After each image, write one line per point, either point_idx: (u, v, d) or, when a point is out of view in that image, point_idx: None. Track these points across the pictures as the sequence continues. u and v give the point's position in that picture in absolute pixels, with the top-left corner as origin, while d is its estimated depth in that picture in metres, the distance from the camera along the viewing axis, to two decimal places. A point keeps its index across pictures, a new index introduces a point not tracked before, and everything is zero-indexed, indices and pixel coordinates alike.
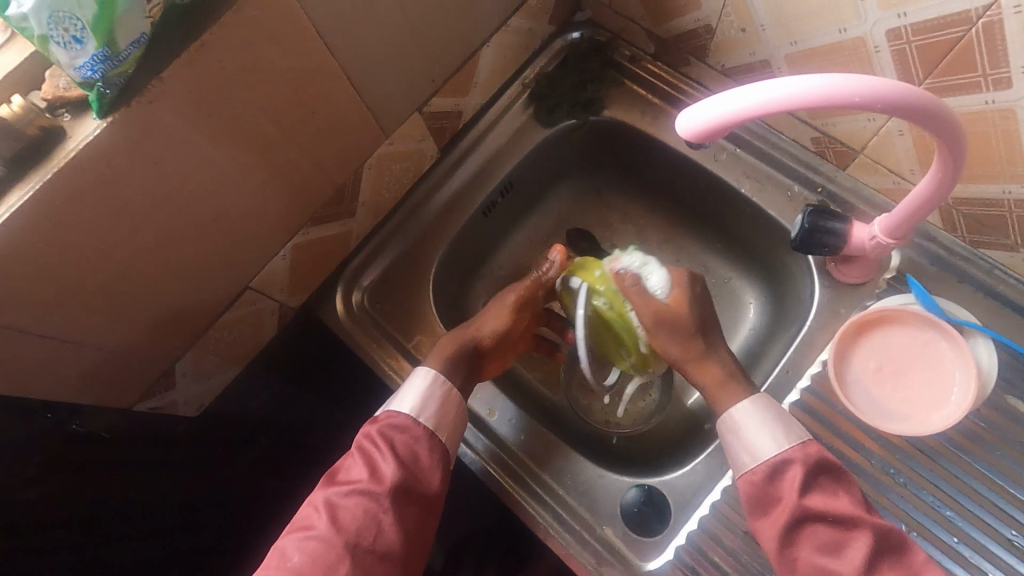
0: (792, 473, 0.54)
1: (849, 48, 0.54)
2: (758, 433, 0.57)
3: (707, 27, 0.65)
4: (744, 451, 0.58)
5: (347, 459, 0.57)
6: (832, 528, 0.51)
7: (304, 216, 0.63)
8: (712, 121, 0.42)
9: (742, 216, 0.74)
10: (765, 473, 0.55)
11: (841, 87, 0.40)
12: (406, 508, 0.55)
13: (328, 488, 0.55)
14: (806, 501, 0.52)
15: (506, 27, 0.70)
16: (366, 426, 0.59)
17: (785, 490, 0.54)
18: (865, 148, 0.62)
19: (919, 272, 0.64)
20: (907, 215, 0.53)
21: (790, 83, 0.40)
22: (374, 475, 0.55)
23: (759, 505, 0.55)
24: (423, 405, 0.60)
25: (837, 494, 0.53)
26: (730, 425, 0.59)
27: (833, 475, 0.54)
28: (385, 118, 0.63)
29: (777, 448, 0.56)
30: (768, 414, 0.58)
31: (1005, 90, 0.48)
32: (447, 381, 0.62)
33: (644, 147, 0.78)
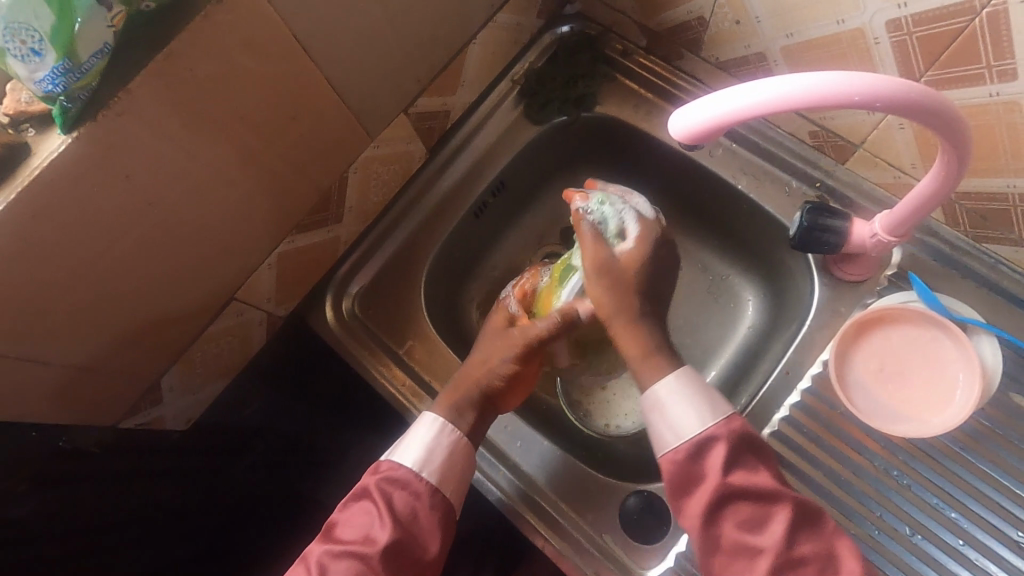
0: (715, 449, 0.52)
1: (848, 40, 0.52)
2: (680, 410, 0.54)
3: (700, 19, 0.63)
4: (666, 429, 0.54)
5: (346, 512, 0.56)
6: (752, 504, 0.50)
7: (288, 224, 0.61)
8: (695, 128, 0.41)
9: (739, 212, 0.72)
10: (688, 453, 0.53)
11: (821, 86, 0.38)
12: (399, 572, 0.52)
13: (323, 545, 0.53)
14: (729, 479, 0.51)
15: (493, 24, 0.68)
16: (365, 476, 0.57)
17: (707, 467, 0.52)
18: (864, 142, 0.61)
19: (920, 267, 0.63)
20: (908, 213, 0.51)
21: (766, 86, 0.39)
22: (368, 535, 0.53)
23: (681, 485, 0.53)
24: (430, 461, 0.57)
25: (757, 470, 0.52)
26: (653, 403, 0.55)
27: (759, 446, 0.53)
28: (369, 120, 0.61)
29: (702, 426, 0.53)
30: (692, 388, 0.54)
31: (1009, 82, 0.46)
32: (455, 432, 0.59)
33: (639, 144, 0.76)
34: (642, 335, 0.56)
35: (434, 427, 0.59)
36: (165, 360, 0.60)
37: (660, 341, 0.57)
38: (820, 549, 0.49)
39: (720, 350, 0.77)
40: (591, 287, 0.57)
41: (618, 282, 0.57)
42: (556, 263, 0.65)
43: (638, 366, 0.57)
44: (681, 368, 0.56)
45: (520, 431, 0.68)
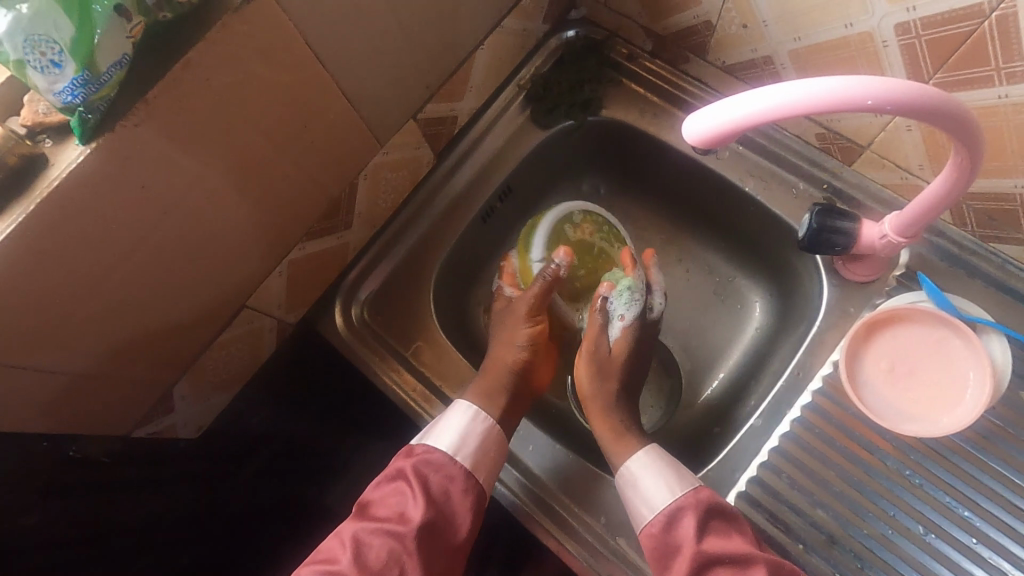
0: (686, 519, 0.56)
1: (856, 43, 0.53)
2: (646, 488, 0.59)
3: (707, 23, 0.63)
4: (642, 503, 0.59)
5: (378, 493, 0.58)
6: (729, 569, 0.52)
7: (299, 231, 0.61)
8: (711, 131, 0.41)
9: (746, 214, 0.73)
10: (661, 525, 0.57)
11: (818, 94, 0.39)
12: (430, 551, 0.54)
13: (357, 522, 0.55)
14: (704, 546, 0.54)
15: (500, 29, 0.68)
16: (399, 460, 0.60)
17: (683, 538, 0.55)
18: (871, 144, 0.61)
19: (929, 267, 0.63)
20: (919, 214, 0.51)
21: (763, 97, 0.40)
22: (403, 513, 0.55)
23: (662, 558, 0.56)
24: (464, 444, 0.61)
25: (729, 536, 0.54)
26: (627, 475, 0.61)
27: (731, 515, 0.56)
28: (379, 126, 0.61)
29: (669, 497, 0.58)
30: (660, 464, 0.61)
31: (1018, 84, 0.46)
32: (488, 419, 0.62)
33: (645, 148, 0.76)
34: (611, 420, 0.67)
35: (469, 414, 0.63)
36: (176, 368, 0.60)
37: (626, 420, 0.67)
38: None
39: (726, 351, 0.78)
40: (582, 379, 0.70)
41: (602, 364, 0.70)
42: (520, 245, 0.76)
43: (620, 436, 0.65)
44: (651, 445, 0.63)
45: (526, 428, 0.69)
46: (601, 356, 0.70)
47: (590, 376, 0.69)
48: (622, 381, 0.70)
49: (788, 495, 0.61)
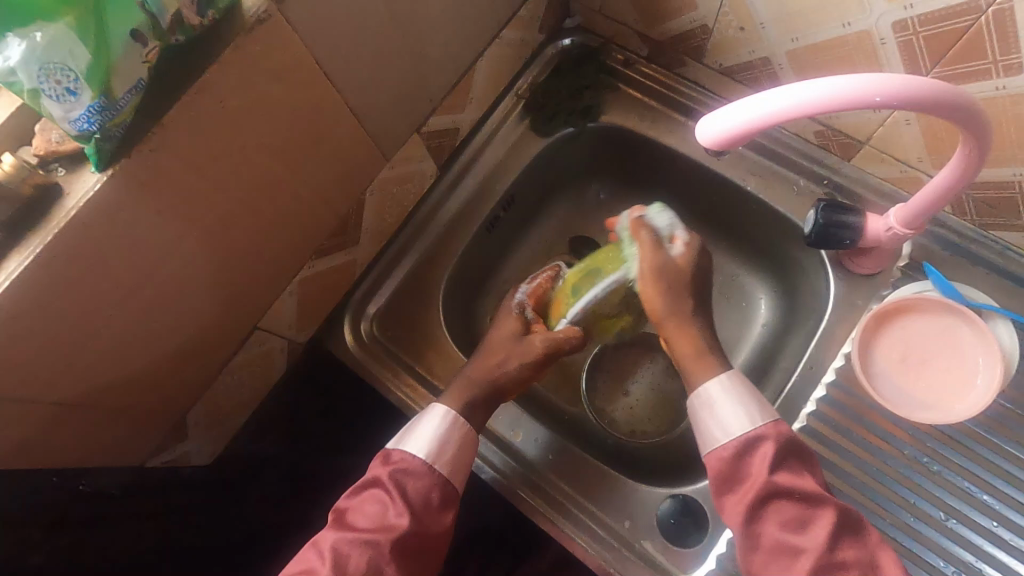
0: (762, 449, 0.54)
1: (854, 42, 0.54)
2: (723, 414, 0.58)
3: (704, 27, 0.64)
4: (716, 427, 0.58)
5: (356, 500, 0.56)
6: (797, 504, 0.51)
7: (309, 249, 0.61)
8: (724, 133, 0.42)
9: (748, 213, 0.74)
10: (734, 451, 0.56)
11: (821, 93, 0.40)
12: (410, 558, 0.53)
13: (336, 531, 0.53)
14: (776, 477, 0.53)
15: (499, 40, 0.69)
16: (376, 467, 0.58)
17: (754, 467, 0.54)
18: (870, 139, 0.62)
19: (932, 257, 0.64)
20: (926, 205, 0.52)
21: (765, 100, 0.41)
22: (383, 523, 0.53)
23: (726, 482, 0.55)
24: (435, 450, 0.58)
25: (802, 474, 0.53)
26: (705, 400, 0.59)
27: (805, 453, 0.55)
28: (386, 141, 0.61)
29: (748, 426, 0.56)
30: (741, 390, 0.58)
31: (1016, 75, 0.48)
32: (462, 423, 0.60)
33: (646, 151, 0.77)
34: (696, 337, 0.63)
35: (438, 419, 0.60)
36: (190, 394, 0.59)
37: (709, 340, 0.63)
38: (861, 557, 0.50)
39: (736, 349, 0.78)
40: (653, 298, 0.63)
41: (674, 282, 0.63)
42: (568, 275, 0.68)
43: (699, 358, 0.62)
44: (734, 370, 0.60)
45: (519, 417, 0.69)
46: (669, 272, 0.63)
47: (668, 299, 0.62)
48: (694, 291, 0.64)
49: None
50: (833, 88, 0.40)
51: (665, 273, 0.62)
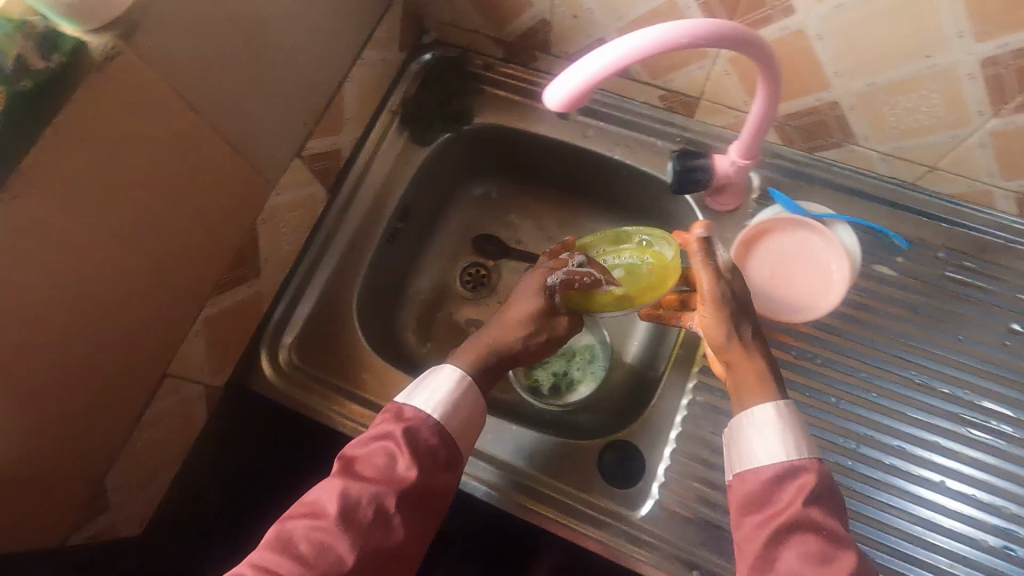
0: (801, 479, 0.51)
1: (666, 11, 0.62)
2: (763, 438, 0.54)
3: (544, 21, 0.71)
4: (758, 447, 0.54)
5: (364, 450, 0.54)
6: (825, 539, 0.48)
7: (208, 285, 0.60)
8: (568, 95, 0.49)
9: (623, 180, 0.81)
10: (770, 476, 0.52)
11: (625, 49, 0.47)
12: (416, 510, 0.53)
13: (342, 479, 0.52)
14: (811, 511, 0.49)
15: (362, 61, 0.73)
16: (387, 421, 0.55)
17: (787, 495, 0.51)
18: (704, 94, 0.72)
19: (777, 184, 0.74)
20: (752, 135, 0.61)
21: (581, 69, 0.48)
22: (389, 475, 0.52)
23: (752, 505, 0.52)
24: (448, 410, 0.57)
25: (832, 510, 0.50)
26: (750, 419, 0.55)
27: (837, 498, 0.51)
28: (267, 168, 0.63)
29: (793, 454, 0.52)
30: (796, 421, 0.54)
31: (792, 16, 0.57)
32: (466, 382, 0.58)
33: (521, 143, 0.83)
34: (757, 360, 0.58)
35: (454, 380, 0.58)
36: (108, 457, 0.56)
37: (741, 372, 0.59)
38: None
39: None
40: (706, 316, 0.60)
41: (736, 310, 0.59)
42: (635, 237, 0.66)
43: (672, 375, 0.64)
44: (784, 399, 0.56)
45: None
46: (731, 302, 0.59)
47: (725, 322, 0.59)
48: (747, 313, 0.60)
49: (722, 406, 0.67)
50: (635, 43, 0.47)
51: (729, 304, 0.59)
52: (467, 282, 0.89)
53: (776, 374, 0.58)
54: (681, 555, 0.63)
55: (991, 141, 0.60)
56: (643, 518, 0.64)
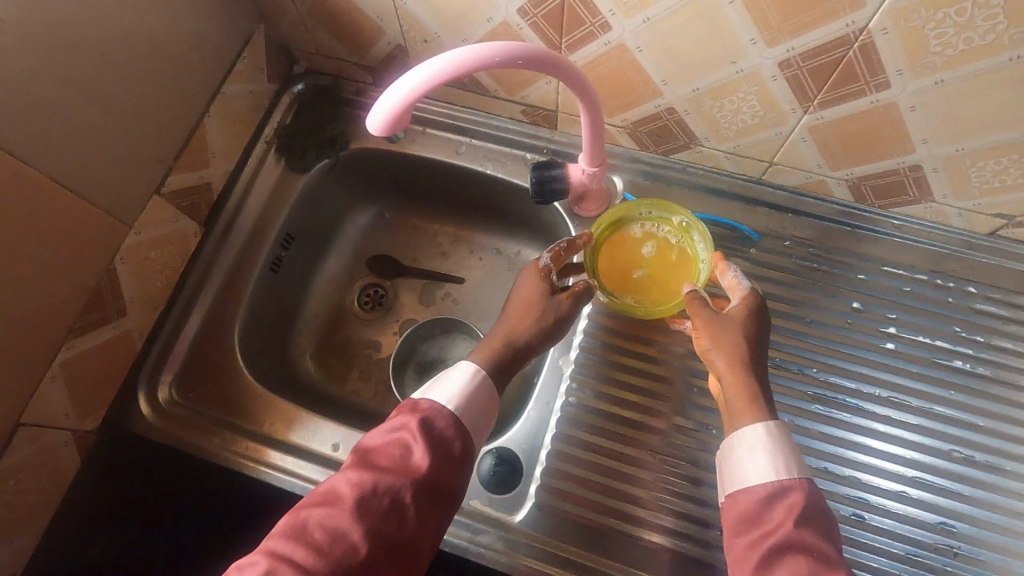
0: (790, 500, 0.49)
1: (502, 32, 0.65)
2: (754, 458, 0.52)
3: (399, 46, 0.74)
4: (747, 468, 0.52)
5: (379, 440, 0.53)
6: (814, 562, 0.45)
7: (60, 330, 0.60)
8: (391, 112, 0.51)
9: (500, 193, 0.84)
10: (761, 497, 0.50)
11: (428, 72, 0.49)
12: (431, 505, 0.51)
13: (356, 469, 0.50)
14: (801, 531, 0.47)
15: (223, 95, 0.74)
16: (407, 413, 0.54)
17: (779, 516, 0.48)
18: (558, 107, 0.75)
19: (639, 188, 0.78)
20: (591, 145, 0.64)
21: (401, 85, 0.50)
22: (404, 463, 0.51)
23: (744, 526, 0.50)
24: (465, 402, 0.56)
25: (824, 535, 0.47)
26: (737, 444, 0.54)
27: (832, 521, 0.49)
28: (119, 208, 0.63)
29: (783, 474, 0.51)
30: (781, 442, 0.52)
31: (610, 32, 0.60)
32: (484, 378, 0.58)
33: (401, 164, 0.85)
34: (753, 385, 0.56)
35: (469, 375, 0.57)
36: None
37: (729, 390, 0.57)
38: None
39: None
40: (705, 344, 0.59)
41: (734, 330, 0.58)
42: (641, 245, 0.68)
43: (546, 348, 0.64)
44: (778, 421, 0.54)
45: (344, 433, 0.71)
46: (723, 322, 0.59)
47: (719, 338, 0.58)
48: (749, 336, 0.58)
49: (593, 405, 0.70)
50: (436, 65, 0.50)
51: (724, 324, 0.59)
52: (364, 303, 0.90)
53: (766, 393, 0.56)
54: (555, 553, 0.65)
55: (809, 135, 0.64)
56: (518, 522, 0.66)
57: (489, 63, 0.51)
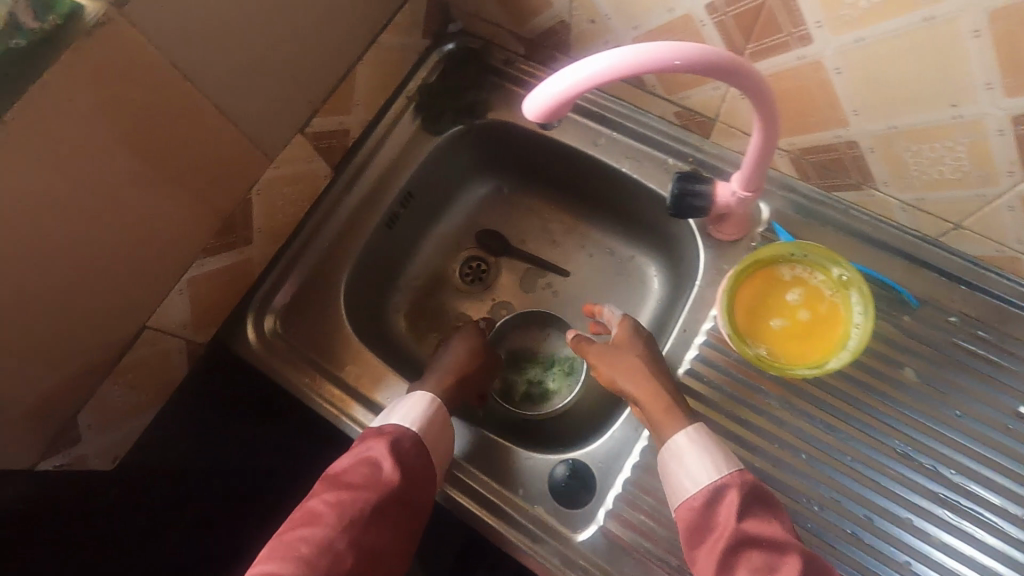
0: (728, 497, 0.57)
1: (680, 26, 0.59)
2: (688, 469, 0.59)
3: (563, 22, 0.69)
4: (686, 478, 0.59)
5: (348, 463, 0.60)
6: (765, 551, 0.53)
7: (195, 248, 0.63)
8: (568, 88, 0.46)
9: (629, 194, 0.79)
10: (703, 501, 0.57)
11: (594, 69, 0.45)
12: (400, 516, 0.58)
13: (330, 489, 0.58)
14: (744, 526, 0.54)
15: (378, 45, 0.73)
16: (371, 438, 0.62)
17: (723, 516, 0.56)
18: (719, 115, 0.68)
19: (787, 221, 0.70)
20: (753, 168, 0.58)
21: (592, 63, 0.45)
22: (375, 480, 0.58)
23: (696, 533, 0.57)
24: (425, 423, 0.64)
25: (770, 520, 0.55)
26: (674, 452, 0.60)
27: (770, 501, 0.57)
28: (266, 142, 0.65)
29: (714, 475, 0.58)
30: (707, 441, 0.60)
31: (809, 45, 0.53)
32: (435, 400, 0.66)
33: (532, 144, 0.82)
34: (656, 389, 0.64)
35: (424, 399, 0.66)
36: (81, 395, 0.60)
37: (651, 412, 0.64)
38: None
39: None
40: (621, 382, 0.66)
41: (618, 350, 0.69)
42: (785, 293, 0.63)
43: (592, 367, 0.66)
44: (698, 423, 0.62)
45: None
46: (608, 352, 0.69)
47: (613, 367, 0.68)
48: (647, 353, 0.68)
49: None
50: (603, 63, 0.45)
51: (609, 352, 0.69)
52: (465, 274, 0.89)
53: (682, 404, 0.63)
54: None
55: (1019, 205, 0.54)
56: (581, 542, 0.63)
57: (663, 68, 0.45)
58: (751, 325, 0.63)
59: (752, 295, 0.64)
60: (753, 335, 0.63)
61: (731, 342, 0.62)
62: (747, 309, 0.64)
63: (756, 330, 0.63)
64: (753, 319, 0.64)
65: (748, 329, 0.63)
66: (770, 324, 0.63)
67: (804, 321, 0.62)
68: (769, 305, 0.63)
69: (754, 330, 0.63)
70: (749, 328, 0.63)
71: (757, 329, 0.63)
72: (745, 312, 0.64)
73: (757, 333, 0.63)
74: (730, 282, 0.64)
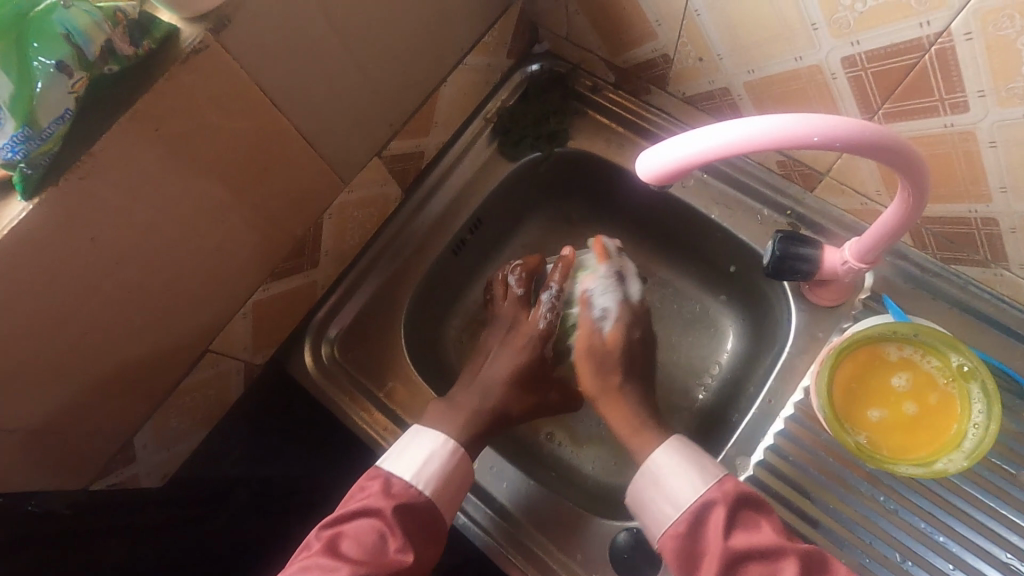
0: (713, 518, 0.54)
1: (806, 76, 0.54)
2: (673, 480, 0.58)
3: (665, 57, 0.64)
4: (665, 502, 0.57)
5: (351, 526, 0.54)
6: (760, 564, 0.50)
7: (262, 272, 0.60)
8: (735, 143, 0.39)
9: (714, 242, 0.73)
10: (687, 523, 0.55)
11: (767, 128, 0.39)
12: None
13: (326, 558, 0.51)
14: (731, 542, 0.52)
15: (464, 66, 0.69)
16: (377, 499, 0.56)
17: (709, 539, 0.53)
18: (830, 171, 0.62)
19: (893, 290, 0.64)
20: (875, 241, 0.52)
21: (768, 122, 0.39)
22: (379, 554, 0.52)
23: (687, 562, 0.54)
24: (441, 483, 0.59)
25: (758, 526, 0.52)
26: (651, 472, 0.59)
27: (759, 505, 0.55)
28: (343, 166, 0.61)
29: (695, 494, 0.56)
30: (685, 456, 0.59)
31: (962, 113, 0.47)
32: (454, 444, 0.61)
33: (613, 176, 0.77)
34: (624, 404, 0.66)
35: (444, 449, 0.60)
36: (140, 415, 0.59)
37: (643, 416, 0.65)
38: None
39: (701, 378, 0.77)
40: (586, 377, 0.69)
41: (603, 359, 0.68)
42: (888, 380, 0.58)
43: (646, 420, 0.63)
44: (674, 437, 0.61)
45: (490, 458, 0.68)
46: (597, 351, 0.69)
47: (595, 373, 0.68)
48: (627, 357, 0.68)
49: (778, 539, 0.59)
50: (778, 124, 0.39)
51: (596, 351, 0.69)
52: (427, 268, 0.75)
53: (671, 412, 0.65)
54: None
55: None
56: None
57: (795, 143, 0.39)
58: (848, 412, 0.58)
59: (852, 377, 0.58)
60: (850, 420, 0.57)
61: (831, 429, 0.56)
62: (845, 394, 0.58)
63: (854, 416, 0.58)
64: (850, 404, 0.58)
65: (845, 415, 0.58)
66: (871, 412, 0.57)
67: (910, 416, 0.57)
68: (870, 392, 0.58)
69: (852, 416, 0.58)
70: (846, 414, 0.58)
71: (854, 416, 0.57)
72: (843, 396, 0.58)
73: (854, 420, 0.57)
74: (829, 359, 0.58)
